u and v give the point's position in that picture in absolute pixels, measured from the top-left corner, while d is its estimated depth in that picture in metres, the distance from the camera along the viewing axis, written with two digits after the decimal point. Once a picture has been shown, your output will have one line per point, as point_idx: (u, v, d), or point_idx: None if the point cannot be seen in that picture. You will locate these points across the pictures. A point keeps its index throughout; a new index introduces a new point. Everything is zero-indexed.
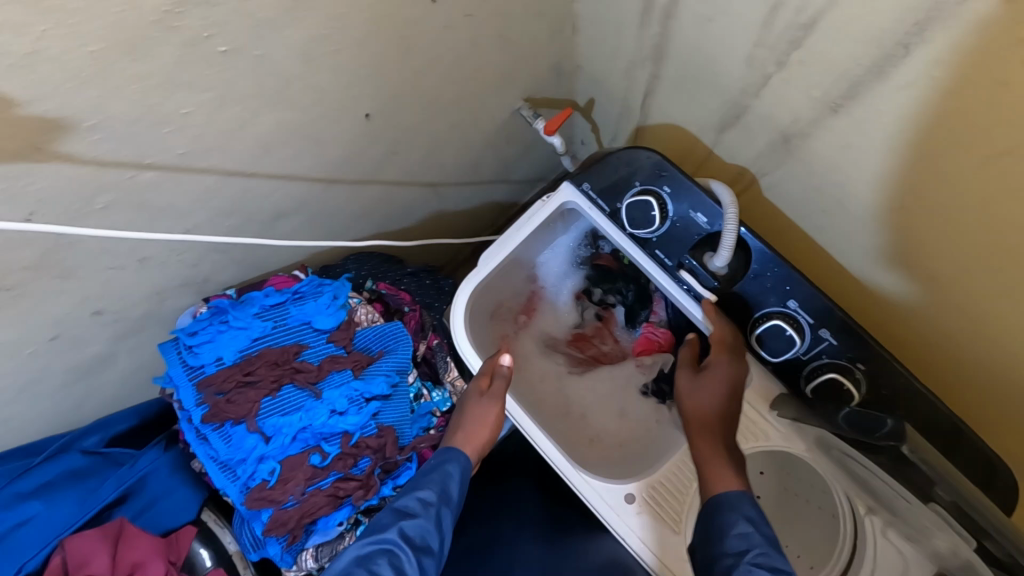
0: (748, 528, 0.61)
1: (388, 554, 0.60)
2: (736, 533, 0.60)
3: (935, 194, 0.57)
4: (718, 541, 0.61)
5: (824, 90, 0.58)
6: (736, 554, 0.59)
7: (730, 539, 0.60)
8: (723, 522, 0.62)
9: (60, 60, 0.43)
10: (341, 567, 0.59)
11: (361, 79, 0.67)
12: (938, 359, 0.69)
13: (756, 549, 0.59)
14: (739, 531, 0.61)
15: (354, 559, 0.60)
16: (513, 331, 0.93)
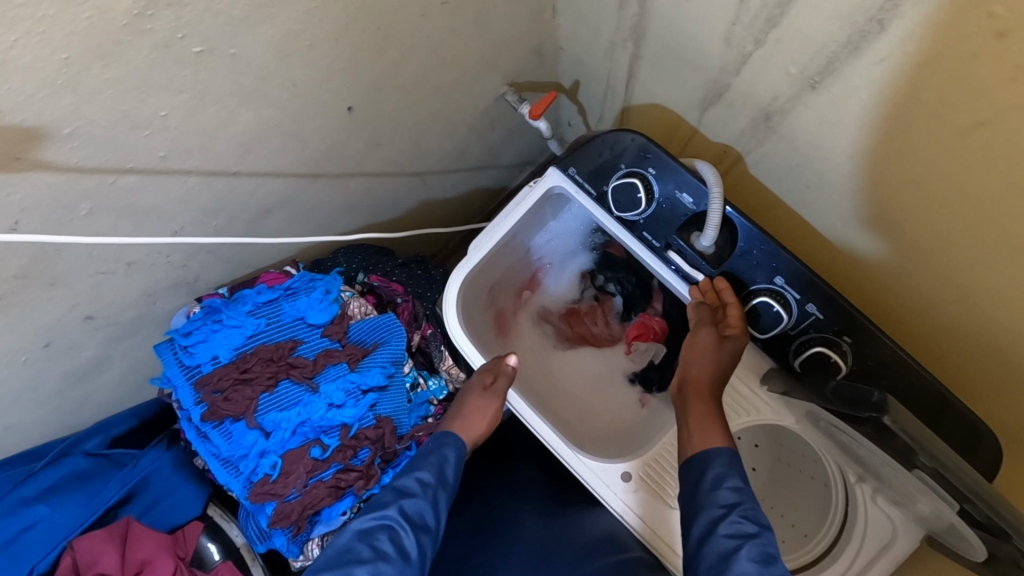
0: (740, 485, 0.64)
1: (388, 530, 0.61)
2: (730, 486, 0.63)
3: (915, 166, 0.57)
4: (712, 490, 0.63)
5: (802, 67, 0.59)
6: (726, 507, 0.62)
7: (722, 491, 0.63)
8: (718, 476, 0.64)
9: (32, 68, 0.43)
10: (344, 541, 0.61)
11: (341, 72, 0.66)
12: (921, 326, 0.71)
13: (745, 505, 0.62)
14: (732, 485, 0.63)
15: (356, 535, 0.61)
16: (505, 312, 0.94)
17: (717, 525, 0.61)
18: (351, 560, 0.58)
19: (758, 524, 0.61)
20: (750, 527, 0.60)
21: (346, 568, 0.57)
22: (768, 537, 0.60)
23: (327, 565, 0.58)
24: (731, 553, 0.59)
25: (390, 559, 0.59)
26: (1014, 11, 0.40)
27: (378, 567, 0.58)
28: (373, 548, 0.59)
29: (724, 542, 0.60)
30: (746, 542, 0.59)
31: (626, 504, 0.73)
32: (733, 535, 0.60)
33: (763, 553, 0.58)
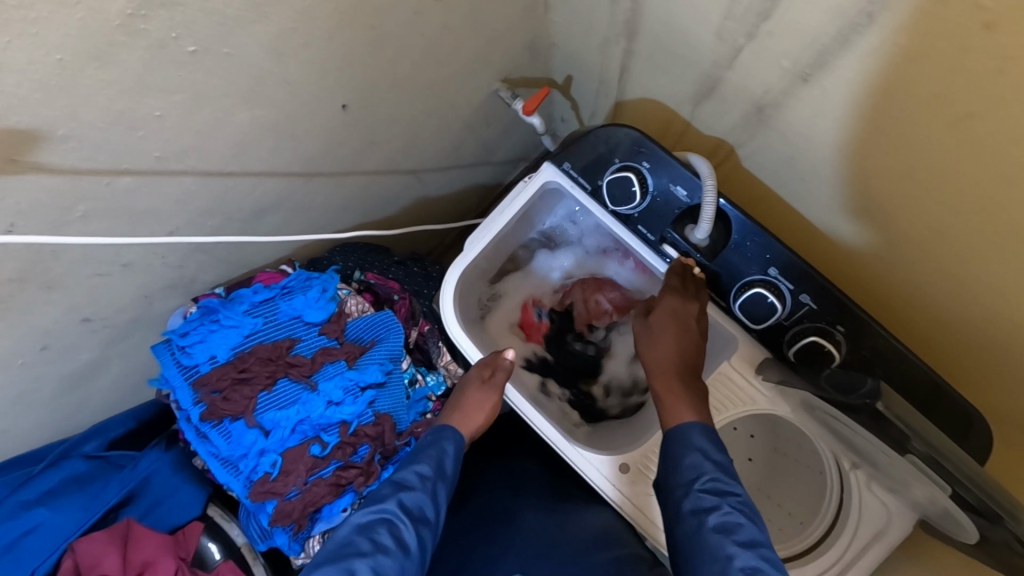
0: (701, 459, 0.64)
1: (388, 524, 0.61)
2: (689, 464, 0.64)
3: (906, 156, 0.58)
4: (674, 471, 0.65)
5: (794, 60, 0.59)
6: (688, 485, 0.63)
7: (682, 470, 0.64)
8: (680, 454, 0.65)
9: (26, 70, 0.43)
10: (343, 536, 0.60)
11: (335, 70, 0.66)
12: (913, 314, 0.72)
13: (705, 478, 0.62)
14: (691, 462, 0.64)
15: (355, 529, 0.60)
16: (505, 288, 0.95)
17: (683, 502, 0.63)
18: (350, 554, 0.58)
19: (720, 494, 0.61)
20: (708, 500, 0.61)
21: (347, 562, 0.57)
22: (731, 505, 0.60)
23: (326, 560, 0.57)
24: (696, 532, 0.60)
25: (390, 551, 0.59)
26: (1002, 3, 0.41)
27: (378, 560, 0.57)
28: (372, 541, 0.59)
29: (691, 519, 0.61)
30: (708, 516, 0.60)
31: (622, 495, 0.74)
32: (698, 510, 0.61)
33: (726, 522, 0.59)
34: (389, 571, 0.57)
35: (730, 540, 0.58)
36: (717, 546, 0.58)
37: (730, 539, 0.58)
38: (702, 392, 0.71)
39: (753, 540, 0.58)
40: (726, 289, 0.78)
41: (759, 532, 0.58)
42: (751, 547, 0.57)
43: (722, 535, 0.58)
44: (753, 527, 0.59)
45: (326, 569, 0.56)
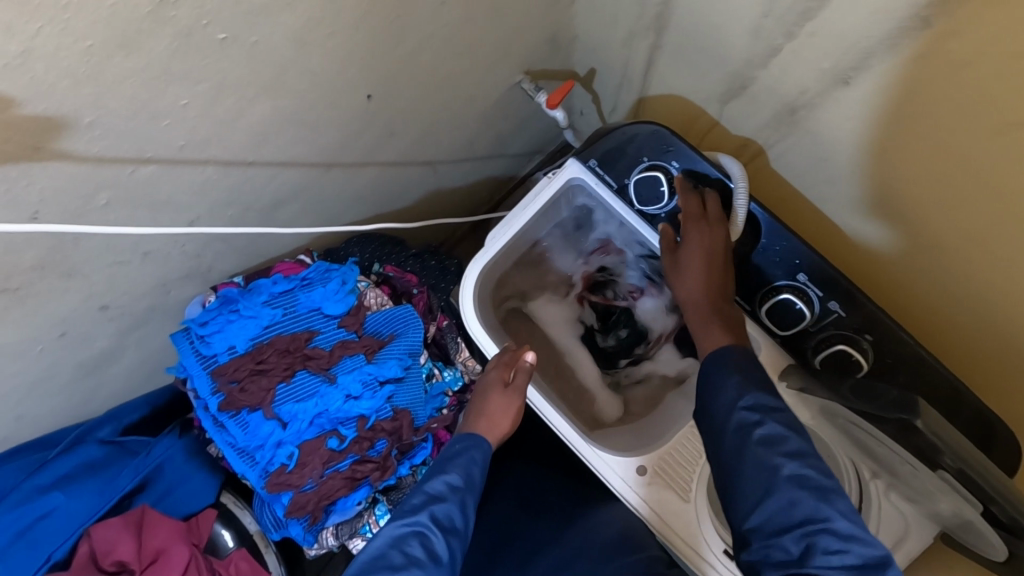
0: (743, 379, 0.61)
1: (420, 536, 0.59)
2: (730, 385, 0.61)
3: (948, 166, 0.57)
4: (713, 397, 0.62)
5: (835, 62, 0.58)
6: (730, 404, 0.60)
7: (722, 393, 0.62)
8: (721, 377, 0.63)
9: (54, 57, 0.42)
10: (375, 549, 0.58)
11: (358, 60, 0.65)
12: (942, 326, 0.71)
13: (748, 395, 0.60)
14: (730, 384, 0.62)
15: (387, 541, 0.59)
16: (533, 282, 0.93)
17: (725, 421, 0.60)
18: (384, 568, 0.56)
19: (763, 411, 0.59)
20: (753, 415, 0.59)
21: None
22: (774, 420, 0.58)
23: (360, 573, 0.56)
24: (740, 447, 0.58)
25: (422, 564, 0.57)
26: None
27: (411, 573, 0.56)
28: (404, 553, 0.57)
29: (734, 437, 0.59)
30: (753, 431, 0.58)
31: (640, 498, 0.74)
32: (741, 427, 0.59)
33: (773, 435, 0.57)
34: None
35: (777, 451, 0.56)
36: (763, 458, 0.56)
37: (777, 452, 0.56)
38: (736, 317, 0.70)
39: (801, 451, 0.56)
40: (751, 292, 0.77)
41: (805, 441, 0.57)
42: (797, 458, 0.56)
43: (769, 448, 0.57)
44: (797, 437, 0.57)
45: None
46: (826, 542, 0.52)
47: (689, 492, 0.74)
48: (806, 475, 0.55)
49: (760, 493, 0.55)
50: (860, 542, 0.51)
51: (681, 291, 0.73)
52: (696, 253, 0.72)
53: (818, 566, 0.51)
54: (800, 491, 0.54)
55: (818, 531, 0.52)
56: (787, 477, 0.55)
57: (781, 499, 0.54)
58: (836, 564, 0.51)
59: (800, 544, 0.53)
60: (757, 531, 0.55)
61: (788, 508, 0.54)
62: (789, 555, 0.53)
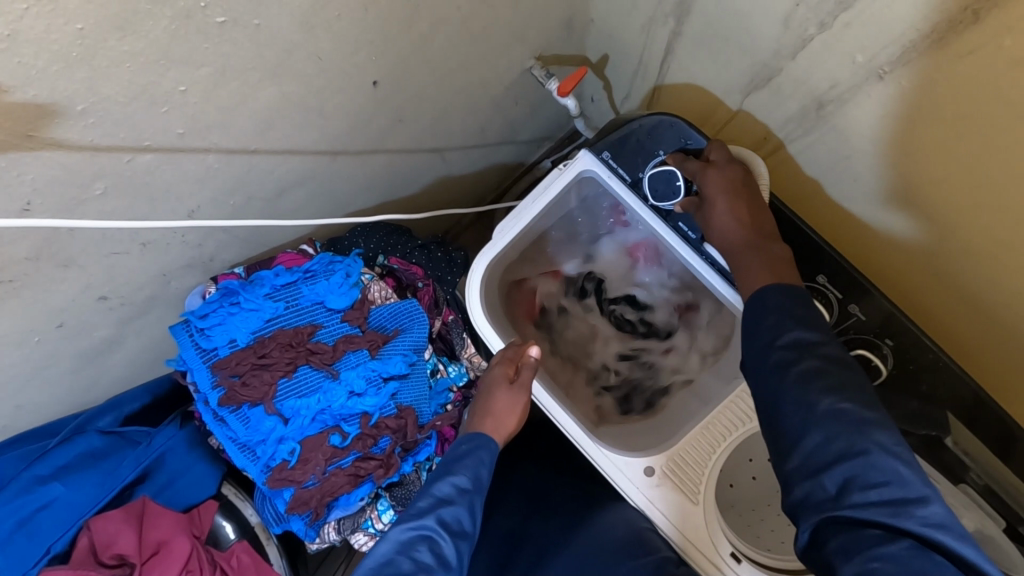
0: (781, 316, 0.58)
1: (427, 541, 0.58)
2: (767, 324, 0.58)
3: (993, 168, 0.54)
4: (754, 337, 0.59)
5: (872, 55, 0.56)
6: (766, 344, 0.57)
7: (765, 333, 0.58)
8: (757, 317, 0.60)
9: (44, 40, 0.39)
10: (382, 553, 0.57)
11: (368, 45, 0.62)
12: (963, 333, 0.68)
13: (786, 333, 0.57)
14: (772, 323, 0.58)
15: (394, 546, 0.57)
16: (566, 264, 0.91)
17: (765, 359, 0.57)
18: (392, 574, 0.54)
19: (802, 347, 0.56)
20: (790, 353, 0.55)
21: None
22: (812, 357, 0.55)
23: None
24: (777, 384, 0.55)
25: (432, 570, 0.56)
26: None
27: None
28: (414, 559, 0.56)
29: (771, 374, 0.56)
30: (791, 367, 0.55)
31: (648, 500, 0.72)
32: (777, 364, 0.56)
33: (810, 370, 0.54)
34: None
35: (812, 388, 0.53)
36: (806, 397, 0.53)
37: (814, 388, 0.53)
38: (782, 251, 0.65)
39: (839, 385, 0.53)
40: None
41: (845, 374, 0.54)
42: (836, 393, 0.53)
43: (806, 385, 0.54)
44: (834, 370, 0.54)
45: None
46: (865, 478, 0.49)
47: (698, 495, 0.72)
48: (844, 410, 0.52)
49: (796, 430, 0.53)
50: (900, 477, 0.48)
51: (715, 235, 0.69)
52: (720, 191, 0.69)
53: (856, 505, 0.48)
54: (835, 427, 0.51)
55: (854, 467, 0.49)
56: (824, 414, 0.52)
57: (816, 438, 0.52)
58: (875, 500, 0.48)
59: (837, 482, 0.50)
60: (796, 471, 0.52)
61: (825, 446, 0.51)
62: (827, 495, 0.50)
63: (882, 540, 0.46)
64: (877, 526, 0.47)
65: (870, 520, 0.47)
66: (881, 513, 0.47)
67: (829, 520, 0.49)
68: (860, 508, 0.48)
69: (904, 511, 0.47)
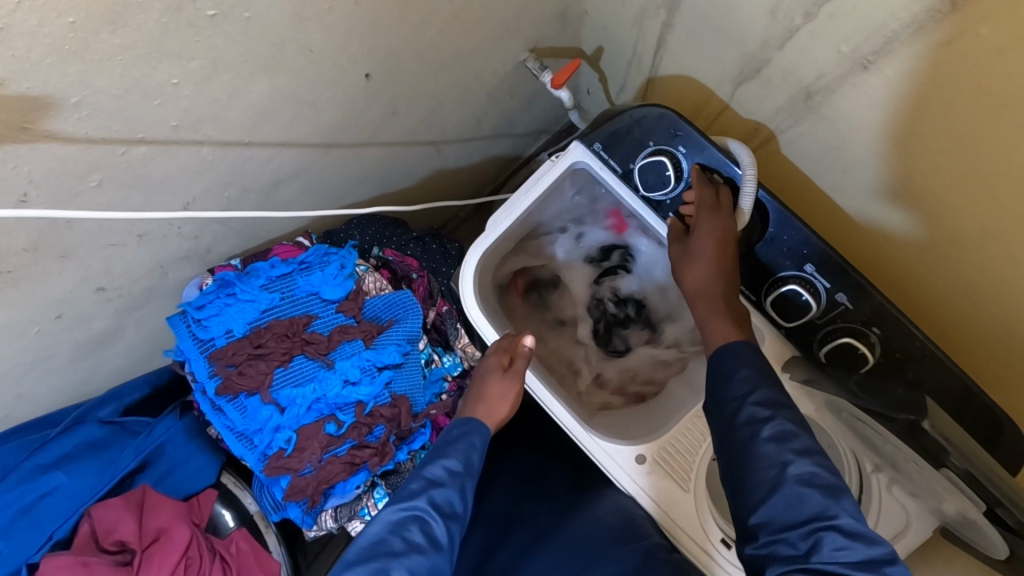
0: (752, 372, 0.61)
1: (419, 521, 0.59)
2: (741, 377, 0.61)
3: (975, 156, 0.55)
4: (724, 387, 0.62)
5: (856, 45, 0.57)
6: (740, 397, 0.61)
7: (733, 383, 0.61)
8: (730, 367, 0.63)
9: (36, 33, 0.40)
10: (374, 534, 0.58)
11: (359, 38, 0.63)
12: (951, 321, 0.69)
13: (756, 390, 0.60)
14: (743, 375, 0.61)
15: (386, 526, 0.58)
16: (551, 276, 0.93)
17: (735, 415, 0.60)
18: (384, 554, 0.56)
19: (772, 405, 0.59)
20: (761, 411, 0.59)
21: (381, 562, 0.55)
22: (783, 415, 0.58)
23: (359, 559, 0.56)
24: (749, 441, 0.58)
25: (423, 550, 0.57)
26: None
27: (413, 559, 0.56)
28: (405, 539, 0.57)
29: (744, 429, 0.59)
30: (763, 425, 0.58)
31: (639, 486, 0.73)
32: (748, 420, 0.59)
33: (781, 431, 0.58)
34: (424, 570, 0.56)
35: (786, 448, 0.56)
36: (771, 453, 0.56)
37: (786, 448, 0.56)
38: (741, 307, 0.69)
39: (807, 447, 0.57)
40: (758, 283, 0.75)
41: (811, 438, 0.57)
42: (806, 455, 0.56)
43: (778, 444, 0.57)
44: (803, 434, 0.57)
45: (360, 568, 0.55)
46: (835, 537, 0.51)
47: (689, 482, 0.73)
48: (815, 474, 0.55)
49: (767, 485, 0.56)
50: (866, 537, 0.52)
51: (689, 277, 0.71)
52: (710, 242, 0.70)
53: (826, 561, 0.51)
54: (808, 489, 0.54)
55: (825, 528, 0.52)
56: (794, 476, 0.55)
57: (789, 494, 0.54)
58: (843, 559, 0.51)
59: (807, 540, 0.52)
60: (762, 526, 0.55)
61: (798, 504, 0.54)
62: (796, 551, 0.52)
63: None
64: None
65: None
66: (848, 570, 0.50)
67: (796, 574, 0.52)
68: (828, 565, 0.51)
69: (869, 569, 0.50)
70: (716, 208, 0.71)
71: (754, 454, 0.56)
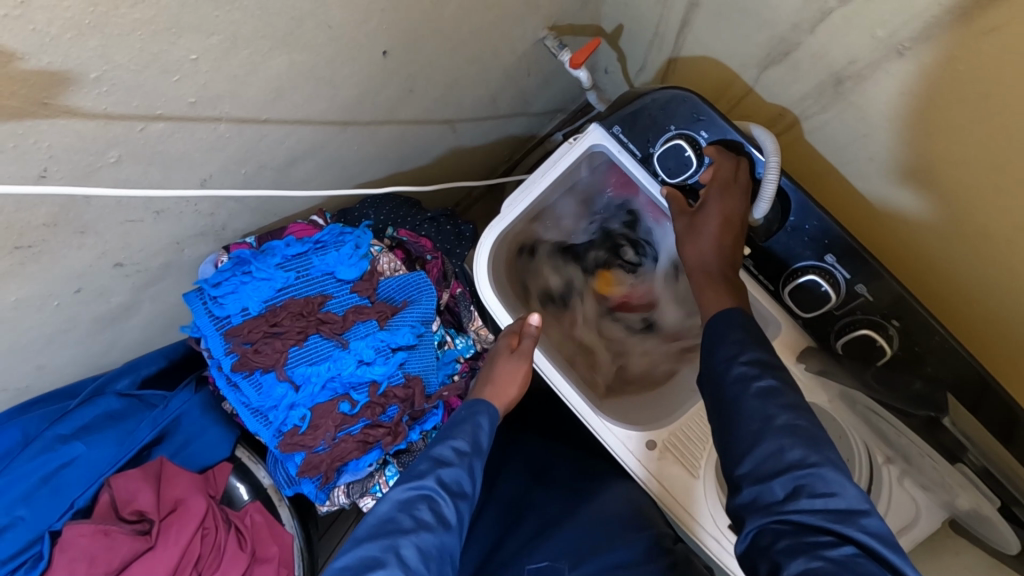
0: (743, 335, 0.62)
1: (428, 500, 0.60)
2: (731, 340, 0.62)
3: (1008, 150, 0.54)
4: (713, 352, 0.63)
5: (892, 30, 0.55)
6: (729, 358, 0.61)
7: (723, 346, 0.63)
8: (722, 332, 0.64)
9: (56, 7, 0.39)
10: (383, 513, 0.58)
11: (376, 14, 0.61)
12: (976, 319, 0.68)
13: (748, 351, 0.61)
14: (731, 337, 0.63)
15: (395, 504, 0.59)
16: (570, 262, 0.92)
17: (731, 381, 0.60)
18: (393, 531, 0.56)
19: (762, 364, 0.60)
20: (751, 369, 0.59)
21: (389, 539, 0.55)
22: (771, 373, 0.59)
23: (369, 535, 0.56)
24: (758, 410, 0.57)
25: (431, 528, 0.58)
26: None
27: (421, 537, 0.56)
28: (414, 517, 0.58)
29: (732, 387, 0.60)
30: (751, 382, 0.59)
31: (648, 472, 0.74)
32: (738, 378, 0.60)
33: (771, 387, 0.58)
34: (433, 547, 0.56)
35: (772, 402, 0.57)
36: (755, 408, 0.57)
37: (772, 402, 0.57)
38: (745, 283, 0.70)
39: (794, 403, 0.57)
40: (775, 272, 0.75)
41: (797, 395, 0.58)
42: (791, 409, 0.57)
43: (765, 399, 0.58)
44: (788, 389, 0.58)
45: (369, 544, 0.55)
46: (813, 486, 0.52)
47: (698, 468, 0.73)
48: (798, 425, 0.56)
49: (750, 438, 0.56)
50: (845, 488, 0.52)
51: (689, 250, 0.71)
52: (717, 219, 0.70)
53: (802, 509, 0.52)
54: (789, 438, 0.55)
55: (806, 475, 0.53)
56: (779, 426, 0.56)
57: (771, 445, 0.55)
58: (820, 507, 0.52)
59: (787, 487, 0.53)
60: (745, 476, 0.56)
61: (778, 454, 0.55)
62: (775, 498, 0.53)
63: (827, 543, 0.50)
64: (824, 531, 0.50)
65: (816, 525, 0.51)
66: (824, 519, 0.51)
67: (775, 524, 0.52)
68: (805, 513, 0.52)
69: (847, 519, 0.51)
70: (731, 184, 0.70)
71: (749, 439, 0.56)
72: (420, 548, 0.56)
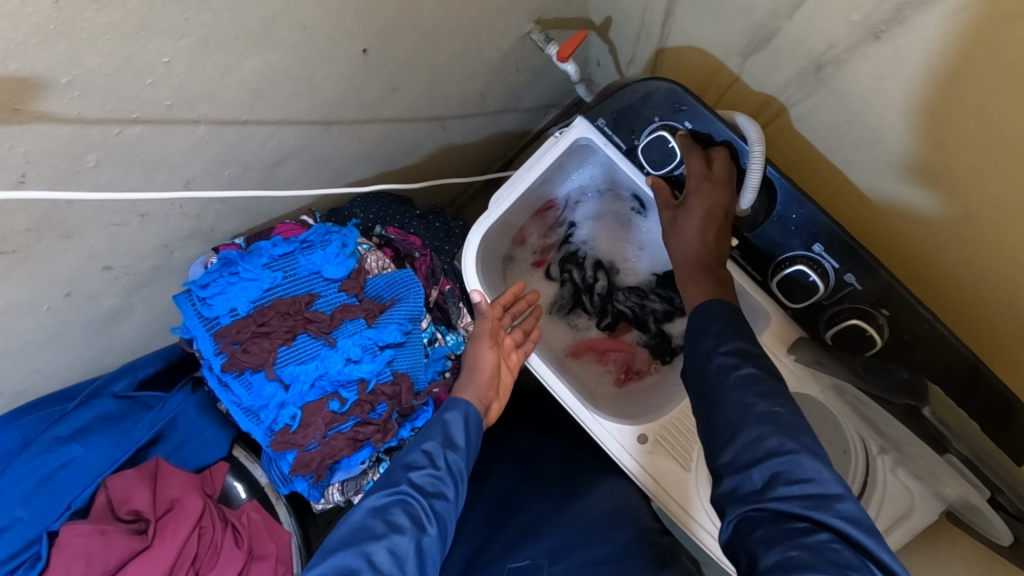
0: (724, 326, 0.62)
1: (401, 504, 0.60)
2: (713, 331, 0.62)
3: (990, 128, 0.52)
4: (698, 343, 0.63)
5: (866, 13, 0.55)
6: (709, 350, 0.61)
7: (709, 338, 0.62)
8: (705, 324, 0.63)
9: (20, 13, 0.40)
10: (359, 519, 0.59)
11: (351, 11, 0.61)
12: (969, 303, 0.66)
13: (728, 341, 0.61)
14: (714, 330, 0.62)
15: (369, 511, 0.60)
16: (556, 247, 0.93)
17: (715, 376, 0.59)
18: (365, 538, 0.57)
19: (743, 355, 0.59)
20: (731, 360, 0.59)
21: (362, 546, 0.56)
22: (753, 363, 0.59)
23: (342, 544, 0.57)
24: (738, 400, 0.57)
25: (404, 531, 0.58)
26: None
27: (394, 541, 0.57)
28: (387, 522, 0.58)
29: (713, 377, 0.59)
30: (731, 372, 0.58)
31: (638, 466, 0.73)
32: (719, 368, 0.59)
33: (749, 376, 0.58)
34: (407, 549, 0.57)
35: (750, 391, 0.57)
36: (736, 398, 0.57)
37: (751, 391, 0.57)
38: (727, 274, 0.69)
39: (773, 390, 0.57)
40: (763, 263, 0.75)
41: (778, 383, 0.58)
42: (770, 397, 0.56)
43: (744, 388, 0.57)
44: (768, 378, 0.58)
45: (344, 552, 0.56)
46: (790, 473, 0.52)
47: (690, 461, 0.73)
48: (777, 413, 0.55)
49: (731, 428, 0.56)
50: (821, 473, 0.51)
51: (676, 246, 0.71)
52: (700, 214, 0.69)
53: (779, 497, 0.51)
54: (767, 426, 0.54)
55: (781, 463, 0.52)
56: (759, 413, 0.55)
57: (749, 434, 0.54)
58: (797, 494, 0.51)
59: (765, 476, 0.52)
60: (727, 465, 0.55)
61: (757, 442, 0.54)
62: (753, 487, 0.53)
63: (804, 531, 0.49)
64: (801, 518, 0.50)
65: (792, 512, 0.50)
66: (801, 506, 0.50)
67: (754, 512, 0.52)
68: (782, 501, 0.51)
69: (822, 505, 0.50)
70: (710, 177, 0.69)
71: (734, 436, 0.55)
72: (393, 551, 0.57)
